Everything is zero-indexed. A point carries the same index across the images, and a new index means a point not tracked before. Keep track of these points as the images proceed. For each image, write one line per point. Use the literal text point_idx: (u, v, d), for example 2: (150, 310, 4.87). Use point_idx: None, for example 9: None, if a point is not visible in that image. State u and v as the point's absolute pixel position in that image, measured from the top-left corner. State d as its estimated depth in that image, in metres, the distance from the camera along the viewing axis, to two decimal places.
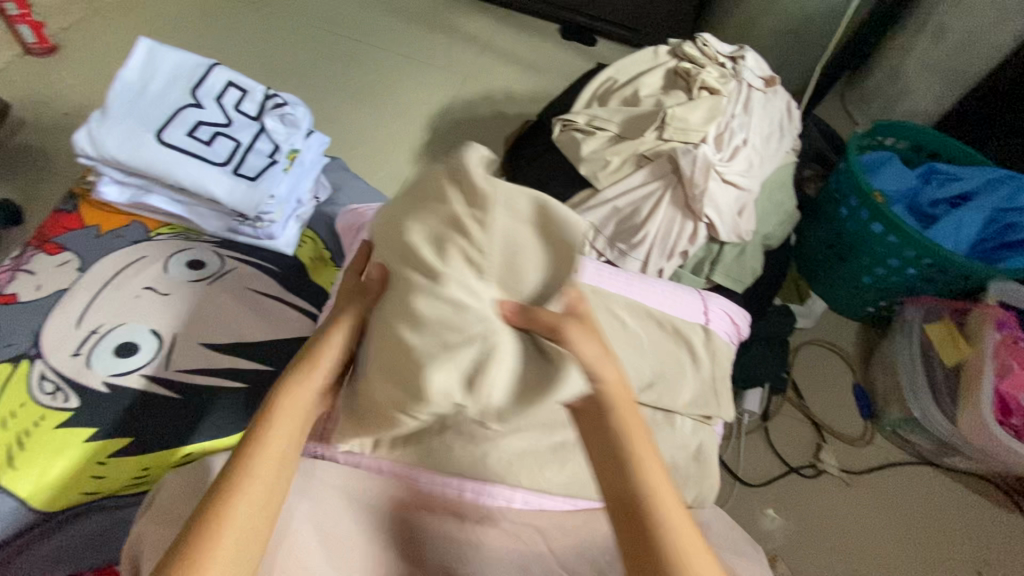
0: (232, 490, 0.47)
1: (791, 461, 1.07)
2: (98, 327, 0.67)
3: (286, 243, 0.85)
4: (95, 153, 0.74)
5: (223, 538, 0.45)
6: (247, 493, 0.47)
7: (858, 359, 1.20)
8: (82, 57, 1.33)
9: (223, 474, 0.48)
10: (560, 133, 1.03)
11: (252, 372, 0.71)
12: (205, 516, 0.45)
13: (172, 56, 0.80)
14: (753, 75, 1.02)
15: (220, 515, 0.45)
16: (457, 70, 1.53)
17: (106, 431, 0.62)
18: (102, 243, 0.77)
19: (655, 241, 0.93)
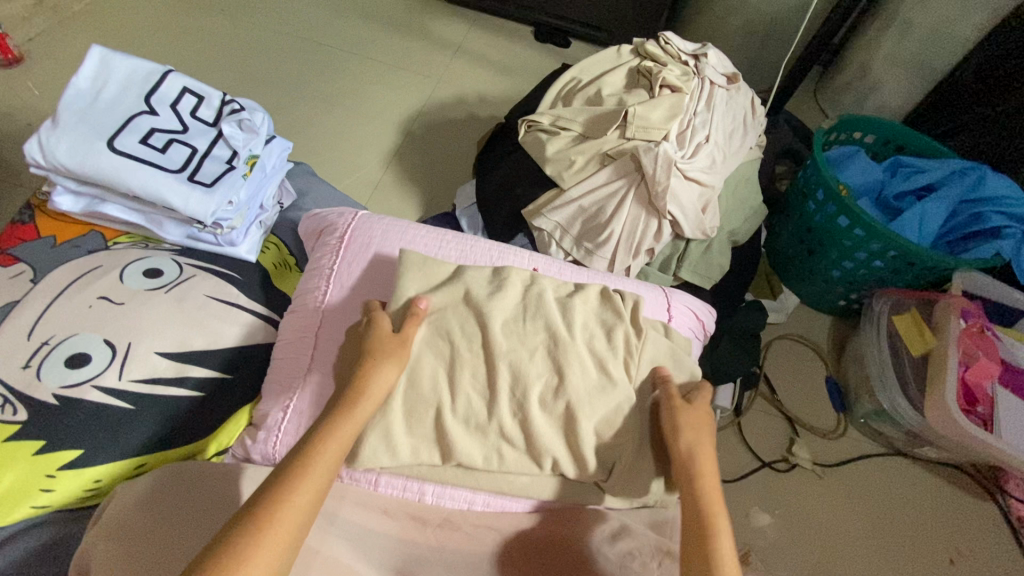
0: (295, 477, 0.50)
1: (764, 455, 1.07)
2: (51, 338, 0.66)
3: (247, 249, 0.85)
4: (47, 163, 0.73)
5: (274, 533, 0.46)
6: (304, 482, 0.50)
7: (830, 352, 1.21)
8: (48, 67, 1.32)
9: (276, 478, 0.50)
10: (525, 134, 1.03)
11: (210, 379, 0.70)
12: (258, 503, 0.48)
13: (126, 63, 0.80)
14: (715, 72, 1.03)
15: (265, 517, 0.47)
16: (430, 73, 1.53)
17: (57, 443, 0.61)
18: (57, 253, 0.77)
19: (621, 239, 0.93)
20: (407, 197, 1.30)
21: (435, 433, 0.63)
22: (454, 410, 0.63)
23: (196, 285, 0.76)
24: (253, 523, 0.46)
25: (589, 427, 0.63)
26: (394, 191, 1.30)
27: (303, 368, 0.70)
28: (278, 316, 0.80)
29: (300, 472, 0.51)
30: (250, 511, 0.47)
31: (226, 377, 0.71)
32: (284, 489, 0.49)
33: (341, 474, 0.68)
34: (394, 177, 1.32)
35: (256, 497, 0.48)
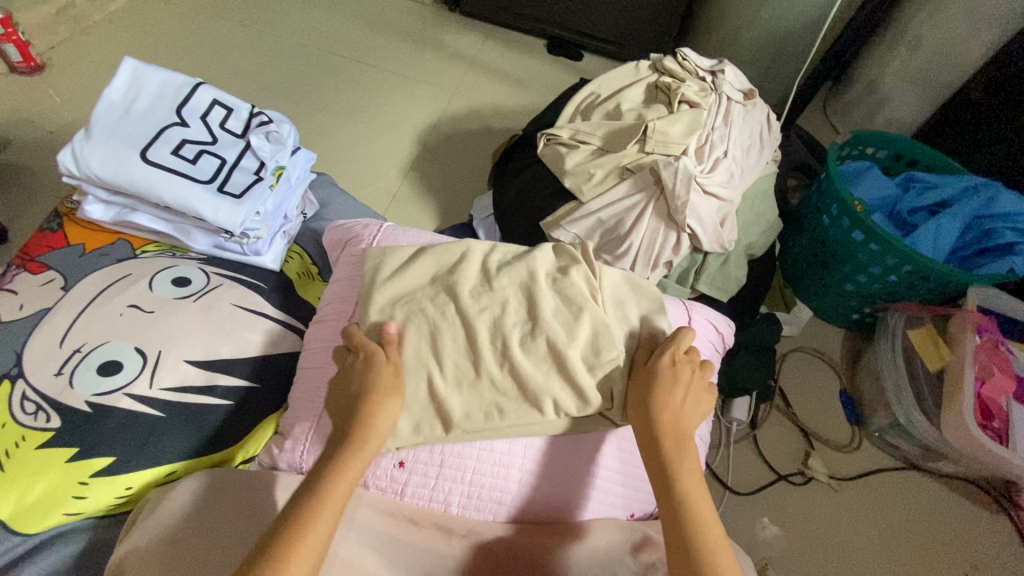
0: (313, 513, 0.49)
1: (780, 468, 1.07)
2: (82, 346, 0.67)
3: (272, 258, 0.86)
4: (81, 173, 0.74)
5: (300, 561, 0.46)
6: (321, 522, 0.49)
7: (844, 365, 1.22)
8: (70, 75, 1.33)
9: (295, 507, 0.50)
10: (545, 147, 1.05)
11: (237, 388, 0.71)
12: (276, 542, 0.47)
13: (158, 76, 0.81)
14: (732, 88, 1.04)
15: (289, 552, 0.46)
16: (445, 85, 1.55)
17: (88, 451, 0.62)
18: (87, 261, 0.77)
19: (640, 251, 0.94)
20: (423, 206, 1.31)
21: (436, 402, 0.63)
22: (444, 375, 0.63)
23: (223, 294, 0.76)
24: (282, 547, 0.47)
25: (577, 354, 0.63)
26: (410, 201, 1.32)
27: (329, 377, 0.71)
28: (303, 325, 0.81)
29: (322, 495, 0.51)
30: (280, 537, 0.47)
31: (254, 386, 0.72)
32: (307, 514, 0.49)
33: (368, 483, 0.69)
34: (410, 187, 1.34)
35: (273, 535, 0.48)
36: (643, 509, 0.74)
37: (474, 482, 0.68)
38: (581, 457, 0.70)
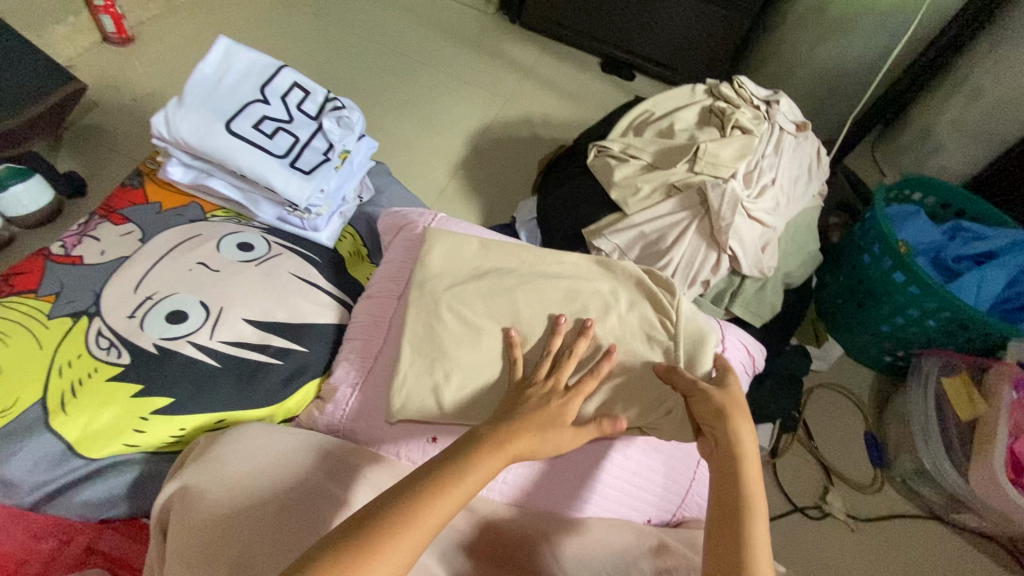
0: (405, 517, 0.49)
1: (797, 500, 1.06)
2: (153, 294, 0.72)
3: (327, 236, 0.91)
4: (170, 136, 0.81)
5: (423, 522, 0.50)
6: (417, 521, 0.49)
7: (871, 405, 1.21)
8: (155, 49, 1.42)
9: (399, 495, 0.51)
10: (595, 158, 1.08)
11: (287, 352, 0.75)
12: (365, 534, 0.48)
13: (247, 55, 0.87)
14: (786, 119, 1.06)
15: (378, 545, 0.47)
16: (499, 92, 1.61)
17: (151, 389, 0.66)
18: (161, 218, 0.83)
19: (678, 268, 0.96)
20: (469, 204, 1.36)
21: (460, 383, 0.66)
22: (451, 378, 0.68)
23: (283, 262, 0.81)
24: (404, 510, 0.50)
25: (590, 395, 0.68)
26: (457, 198, 1.36)
27: (375, 352, 0.75)
28: (350, 299, 0.85)
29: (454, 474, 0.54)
30: (413, 482, 0.53)
31: (303, 350, 0.76)
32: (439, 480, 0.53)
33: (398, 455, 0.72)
34: (458, 185, 1.38)
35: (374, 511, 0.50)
36: (660, 516, 0.75)
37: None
38: (595, 465, 0.72)
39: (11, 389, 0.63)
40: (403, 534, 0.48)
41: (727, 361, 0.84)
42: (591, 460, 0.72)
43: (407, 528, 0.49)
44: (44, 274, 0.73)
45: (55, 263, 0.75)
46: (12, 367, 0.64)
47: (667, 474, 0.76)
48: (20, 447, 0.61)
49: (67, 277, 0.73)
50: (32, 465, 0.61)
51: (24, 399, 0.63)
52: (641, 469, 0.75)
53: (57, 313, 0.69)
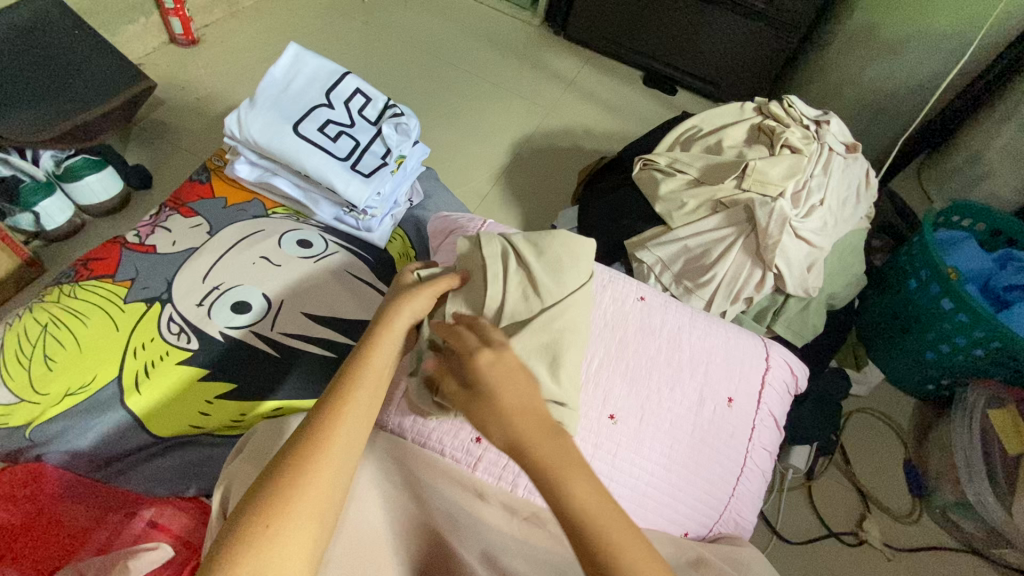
0: (274, 502, 0.47)
1: (832, 525, 1.05)
2: (221, 285, 0.76)
3: (380, 236, 0.94)
4: (241, 135, 0.85)
5: (303, 502, 0.48)
6: (295, 500, 0.47)
7: (911, 433, 1.18)
8: (218, 51, 1.49)
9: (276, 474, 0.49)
10: (640, 171, 1.09)
11: (340, 346, 0.77)
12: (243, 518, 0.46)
13: (314, 61, 0.91)
14: (836, 140, 1.06)
15: (268, 527, 0.46)
16: (542, 103, 1.63)
17: (216, 375, 0.70)
18: (227, 213, 0.87)
19: (722, 283, 0.96)
20: (509, 211, 1.38)
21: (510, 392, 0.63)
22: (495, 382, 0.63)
23: (340, 260, 0.84)
24: (275, 488, 0.48)
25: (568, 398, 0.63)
26: (498, 205, 1.39)
27: None
28: None
29: (318, 446, 0.50)
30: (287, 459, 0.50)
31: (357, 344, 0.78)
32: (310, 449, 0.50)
33: (442, 451, 0.70)
34: (499, 193, 1.41)
35: (246, 499, 0.48)
36: (699, 531, 0.75)
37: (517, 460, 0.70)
38: (651, 471, 0.73)
39: (90, 366, 0.67)
40: (277, 514, 0.46)
41: (770, 380, 0.84)
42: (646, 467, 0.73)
43: (283, 514, 0.47)
44: (119, 260, 0.77)
45: (130, 251, 0.79)
46: (92, 346, 0.68)
47: (714, 487, 0.76)
48: (96, 421, 0.65)
49: (141, 263, 0.77)
50: (105, 439, 0.65)
51: (102, 377, 0.67)
52: (693, 478, 0.75)
53: (132, 298, 0.73)
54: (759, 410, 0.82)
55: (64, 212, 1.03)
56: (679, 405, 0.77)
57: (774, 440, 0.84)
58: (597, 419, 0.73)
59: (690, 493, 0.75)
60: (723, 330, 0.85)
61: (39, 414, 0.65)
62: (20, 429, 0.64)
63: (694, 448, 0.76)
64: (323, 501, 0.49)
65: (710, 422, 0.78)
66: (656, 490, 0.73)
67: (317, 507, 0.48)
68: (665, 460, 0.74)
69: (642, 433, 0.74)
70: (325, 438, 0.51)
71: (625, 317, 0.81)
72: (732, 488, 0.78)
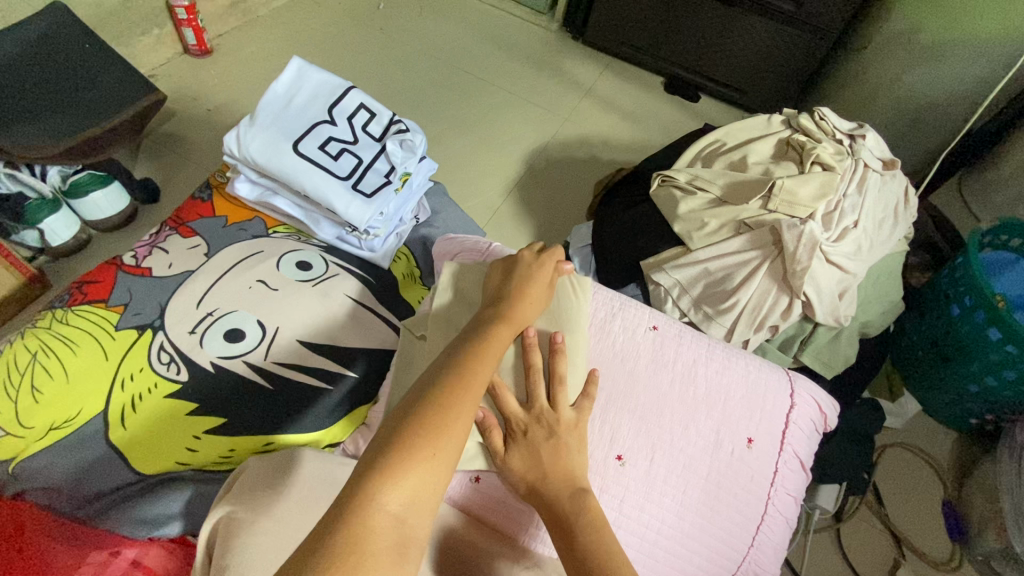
0: (443, 412, 0.44)
1: (863, 571, 0.97)
2: (214, 310, 0.73)
3: (383, 256, 0.90)
4: (241, 154, 0.82)
5: (460, 422, 0.45)
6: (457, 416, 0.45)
7: (950, 472, 1.09)
8: (231, 61, 1.48)
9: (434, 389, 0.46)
10: (658, 188, 1.03)
11: (335, 378, 0.74)
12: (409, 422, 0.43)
13: (318, 75, 0.88)
14: (871, 156, 0.98)
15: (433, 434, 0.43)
16: (558, 111, 1.58)
17: (205, 408, 0.67)
18: (226, 233, 0.84)
19: (745, 310, 0.90)
20: (522, 226, 1.33)
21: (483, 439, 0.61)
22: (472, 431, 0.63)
23: (340, 283, 0.80)
24: (440, 401, 0.45)
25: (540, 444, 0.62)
26: (510, 219, 1.34)
27: None
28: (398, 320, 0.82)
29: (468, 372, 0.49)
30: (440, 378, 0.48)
31: (352, 376, 0.75)
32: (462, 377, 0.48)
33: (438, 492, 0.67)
34: (512, 206, 1.36)
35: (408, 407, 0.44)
36: None
37: (514, 505, 0.65)
38: (663, 515, 0.68)
39: (76, 399, 0.65)
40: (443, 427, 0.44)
41: (795, 418, 0.77)
42: (657, 512, 0.68)
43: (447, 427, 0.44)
44: (114, 284, 0.75)
45: (125, 274, 0.76)
46: (78, 377, 0.66)
47: (733, 535, 0.71)
48: (81, 457, 0.63)
49: (134, 288, 0.74)
50: (90, 474, 0.63)
51: (88, 411, 0.65)
52: (709, 526, 0.69)
53: (124, 325, 0.71)
54: (780, 450, 0.76)
55: (69, 227, 1.03)
56: (693, 445, 0.71)
57: (800, 485, 0.77)
58: (604, 460, 0.68)
59: (705, 544, 0.69)
60: (742, 363, 0.79)
61: (22, 449, 0.63)
62: (3, 464, 0.62)
63: (710, 493, 0.70)
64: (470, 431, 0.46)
65: (728, 466, 0.72)
66: (668, 536, 0.68)
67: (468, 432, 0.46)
68: (673, 504, 0.69)
69: (653, 476, 0.69)
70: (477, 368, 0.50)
71: (636, 349, 0.76)
72: (751, 538, 0.72)
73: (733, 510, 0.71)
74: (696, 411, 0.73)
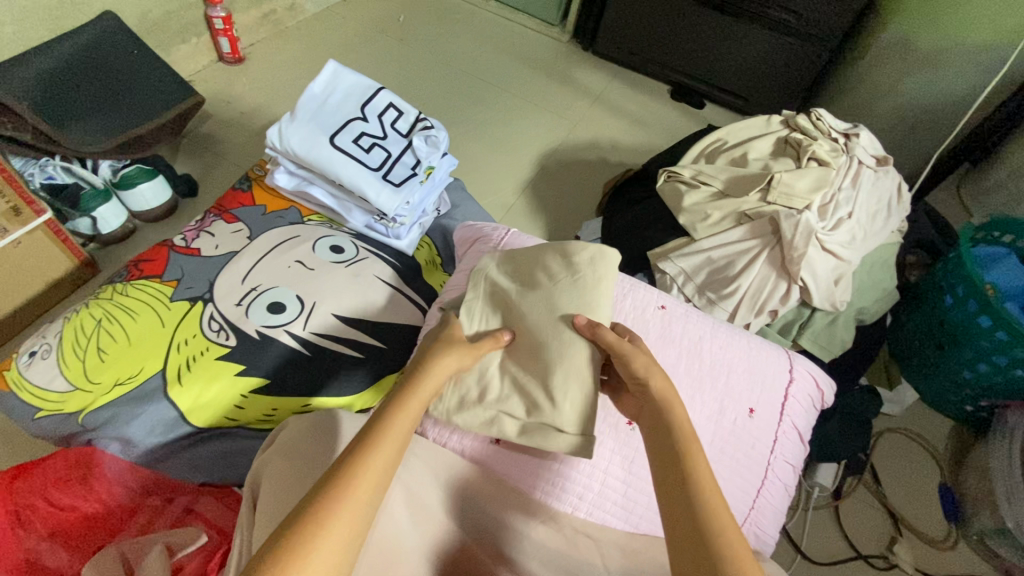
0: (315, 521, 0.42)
1: (860, 547, 1.02)
2: (257, 286, 0.79)
3: (407, 244, 0.97)
4: (281, 147, 0.90)
5: (336, 527, 0.42)
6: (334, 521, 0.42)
7: (947, 457, 1.14)
8: (262, 69, 1.58)
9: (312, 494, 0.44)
10: (664, 183, 1.10)
11: (368, 349, 0.81)
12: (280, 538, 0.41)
13: (351, 77, 0.96)
14: (865, 153, 1.05)
15: (306, 544, 0.41)
16: (569, 116, 1.66)
17: (251, 370, 0.74)
18: (266, 219, 0.92)
19: (746, 295, 0.96)
20: (534, 222, 1.40)
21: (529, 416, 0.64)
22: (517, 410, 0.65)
23: (371, 265, 0.88)
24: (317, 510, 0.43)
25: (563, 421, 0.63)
26: (523, 215, 1.41)
27: None
28: (422, 300, 0.89)
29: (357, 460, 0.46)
30: (288, 536, 0.41)
31: (381, 346, 0.82)
32: (342, 483, 0.44)
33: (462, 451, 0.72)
34: (525, 204, 1.44)
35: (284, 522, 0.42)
36: None
37: (533, 462, 0.71)
38: None
39: (137, 360, 0.72)
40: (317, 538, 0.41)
41: (794, 392, 0.83)
42: None
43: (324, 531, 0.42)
44: (167, 261, 0.83)
45: (177, 253, 0.84)
46: (139, 340, 0.73)
47: (735, 497, 0.76)
48: (140, 411, 0.70)
49: (186, 265, 0.82)
50: (148, 427, 0.70)
51: (147, 369, 0.72)
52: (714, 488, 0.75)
53: (178, 296, 0.78)
54: (779, 419, 0.81)
55: (118, 216, 1.11)
56: (698, 413, 0.77)
57: (798, 454, 0.83)
58: (616, 423, 0.74)
59: None
60: (744, 340, 0.85)
61: (90, 403, 0.70)
62: (73, 415, 0.70)
63: (713, 458, 0.76)
64: (356, 528, 0.43)
65: (730, 432, 0.77)
66: None
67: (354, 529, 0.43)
68: None
69: None
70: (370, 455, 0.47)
71: (644, 326, 0.82)
72: (752, 500, 0.77)
73: (736, 473, 0.76)
74: (701, 382, 0.79)
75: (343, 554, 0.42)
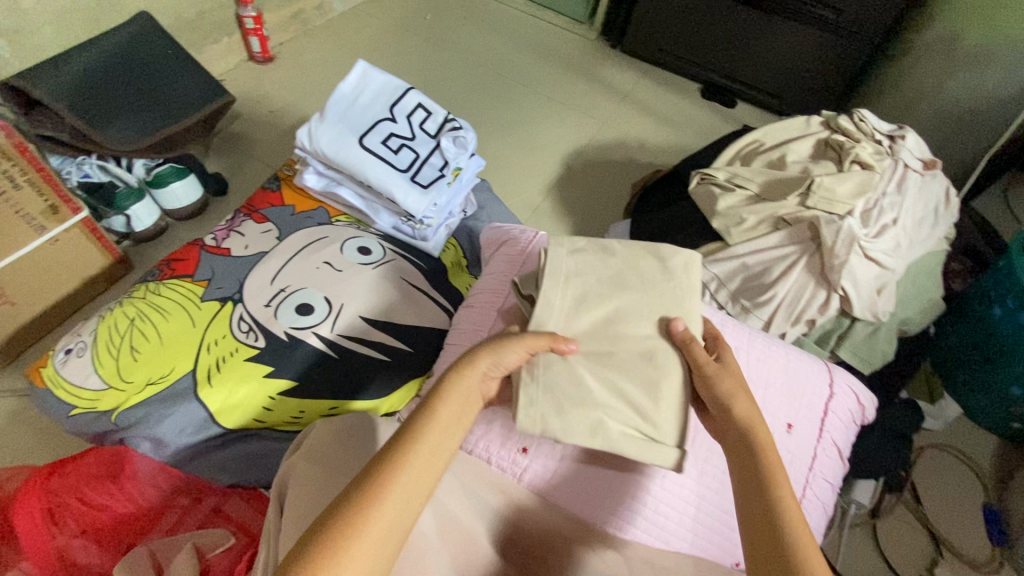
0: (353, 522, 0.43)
1: (899, 568, 0.97)
2: (286, 287, 0.79)
3: (434, 246, 0.95)
4: (311, 147, 0.90)
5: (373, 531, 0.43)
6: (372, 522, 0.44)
7: (993, 476, 1.08)
8: (290, 68, 1.59)
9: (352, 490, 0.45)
10: (697, 186, 1.07)
11: (394, 353, 0.81)
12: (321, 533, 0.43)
13: (381, 77, 0.95)
14: (912, 156, 1.00)
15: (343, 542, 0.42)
16: (597, 115, 1.63)
17: (279, 372, 0.74)
18: (295, 219, 0.91)
19: (783, 303, 0.92)
20: (561, 224, 1.38)
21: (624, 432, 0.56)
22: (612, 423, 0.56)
23: (398, 266, 0.87)
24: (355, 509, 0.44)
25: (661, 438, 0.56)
26: (549, 216, 1.39)
27: None
28: (449, 304, 0.88)
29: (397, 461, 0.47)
30: (328, 533, 0.42)
31: (407, 350, 0.81)
32: (381, 487, 0.45)
33: (488, 460, 0.69)
34: (551, 205, 1.42)
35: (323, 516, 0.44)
36: None
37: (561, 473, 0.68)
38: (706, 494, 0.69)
39: (169, 359, 0.72)
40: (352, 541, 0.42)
41: (834, 407, 0.80)
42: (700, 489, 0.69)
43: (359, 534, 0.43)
44: (198, 261, 0.83)
45: (207, 253, 0.84)
46: (171, 339, 0.74)
47: None
48: (170, 411, 0.70)
49: (216, 265, 0.82)
50: (178, 428, 0.71)
51: (179, 370, 0.72)
52: None
53: (208, 296, 0.78)
54: (818, 434, 0.77)
55: (151, 214, 1.13)
56: None
57: (838, 471, 0.79)
58: None
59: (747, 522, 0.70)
60: (783, 352, 0.81)
61: (123, 401, 0.71)
62: (107, 414, 0.70)
63: None
64: (393, 532, 0.44)
65: None
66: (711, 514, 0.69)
67: (389, 532, 0.44)
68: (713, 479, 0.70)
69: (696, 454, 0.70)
70: (410, 456, 0.48)
71: None
72: None
73: None
74: None
75: (380, 557, 0.43)
